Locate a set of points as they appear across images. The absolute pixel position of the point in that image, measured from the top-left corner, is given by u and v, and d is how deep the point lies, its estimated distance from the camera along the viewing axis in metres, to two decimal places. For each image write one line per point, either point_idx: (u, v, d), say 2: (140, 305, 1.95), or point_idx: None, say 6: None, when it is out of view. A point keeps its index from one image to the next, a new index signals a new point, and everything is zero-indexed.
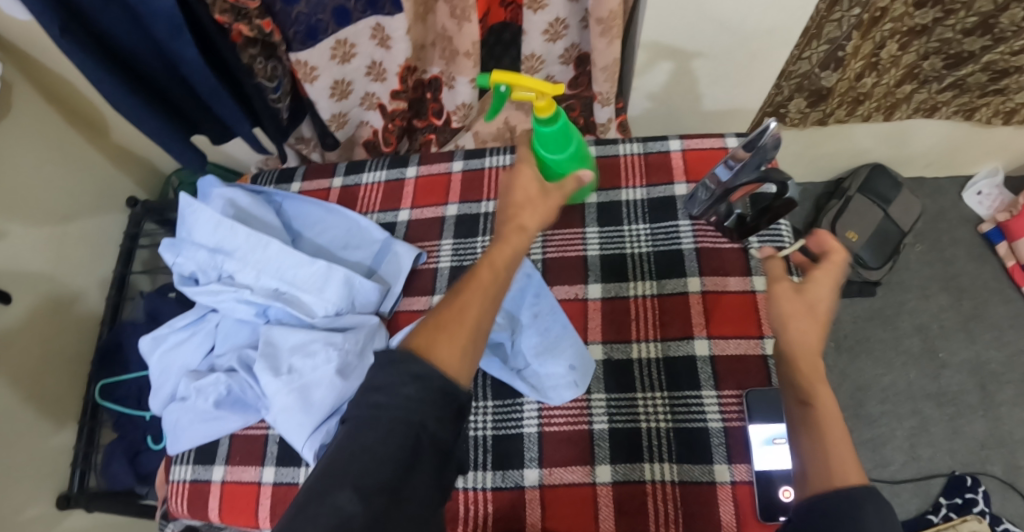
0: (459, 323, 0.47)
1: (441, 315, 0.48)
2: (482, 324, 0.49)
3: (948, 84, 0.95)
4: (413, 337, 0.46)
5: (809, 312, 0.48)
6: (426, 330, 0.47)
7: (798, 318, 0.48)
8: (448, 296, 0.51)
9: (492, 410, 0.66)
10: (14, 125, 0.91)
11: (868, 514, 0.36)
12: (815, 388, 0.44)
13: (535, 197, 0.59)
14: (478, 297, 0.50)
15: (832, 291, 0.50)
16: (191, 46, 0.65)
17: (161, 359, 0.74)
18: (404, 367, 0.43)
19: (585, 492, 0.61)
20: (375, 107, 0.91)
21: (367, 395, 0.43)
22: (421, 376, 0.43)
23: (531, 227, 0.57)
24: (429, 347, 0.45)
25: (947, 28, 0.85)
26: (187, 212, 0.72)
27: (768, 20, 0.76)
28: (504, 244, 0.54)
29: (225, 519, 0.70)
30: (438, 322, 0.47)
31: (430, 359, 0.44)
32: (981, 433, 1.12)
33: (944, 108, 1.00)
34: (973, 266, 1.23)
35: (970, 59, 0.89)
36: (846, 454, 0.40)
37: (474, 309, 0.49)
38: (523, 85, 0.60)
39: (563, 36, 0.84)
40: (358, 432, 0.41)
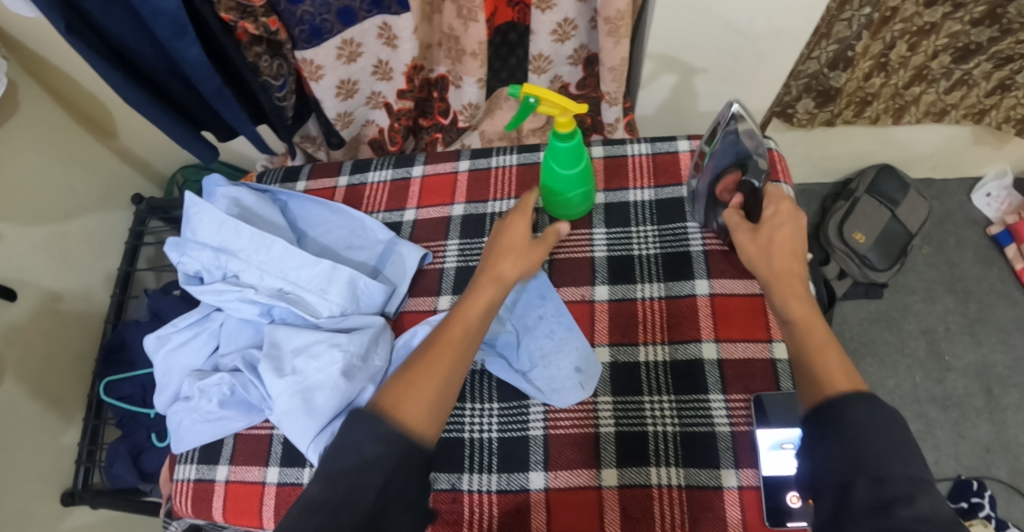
0: (425, 379, 0.51)
1: (411, 371, 0.52)
2: (450, 379, 0.53)
3: (954, 81, 0.93)
4: (382, 396, 0.50)
5: (773, 247, 0.57)
6: (395, 388, 0.51)
7: (763, 259, 0.57)
8: (417, 352, 0.55)
9: (497, 411, 0.66)
10: (17, 124, 0.91)
11: (855, 410, 0.42)
12: (790, 306, 0.53)
13: (516, 247, 0.66)
14: (447, 354, 0.54)
15: (788, 228, 0.59)
16: (195, 47, 0.65)
17: (164, 358, 0.74)
18: (370, 429, 0.45)
19: (590, 495, 0.61)
20: (380, 106, 0.90)
21: (335, 456, 0.44)
22: (383, 437, 0.45)
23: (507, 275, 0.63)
24: (397, 404, 0.49)
25: (956, 22, 0.82)
26: (191, 211, 0.71)
27: (776, 20, 0.76)
28: (478, 296, 0.60)
29: (229, 519, 0.70)
30: (408, 380, 0.51)
31: (398, 416, 0.48)
32: (986, 437, 1.11)
33: (953, 112, 0.99)
34: (978, 269, 1.22)
35: (978, 51, 0.87)
36: (833, 360, 0.47)
37: (442, 365, 0.53)
38: (550, 99, 0.60)
39: (572, 37, 0.83)
40: (325, 490, 0.43)
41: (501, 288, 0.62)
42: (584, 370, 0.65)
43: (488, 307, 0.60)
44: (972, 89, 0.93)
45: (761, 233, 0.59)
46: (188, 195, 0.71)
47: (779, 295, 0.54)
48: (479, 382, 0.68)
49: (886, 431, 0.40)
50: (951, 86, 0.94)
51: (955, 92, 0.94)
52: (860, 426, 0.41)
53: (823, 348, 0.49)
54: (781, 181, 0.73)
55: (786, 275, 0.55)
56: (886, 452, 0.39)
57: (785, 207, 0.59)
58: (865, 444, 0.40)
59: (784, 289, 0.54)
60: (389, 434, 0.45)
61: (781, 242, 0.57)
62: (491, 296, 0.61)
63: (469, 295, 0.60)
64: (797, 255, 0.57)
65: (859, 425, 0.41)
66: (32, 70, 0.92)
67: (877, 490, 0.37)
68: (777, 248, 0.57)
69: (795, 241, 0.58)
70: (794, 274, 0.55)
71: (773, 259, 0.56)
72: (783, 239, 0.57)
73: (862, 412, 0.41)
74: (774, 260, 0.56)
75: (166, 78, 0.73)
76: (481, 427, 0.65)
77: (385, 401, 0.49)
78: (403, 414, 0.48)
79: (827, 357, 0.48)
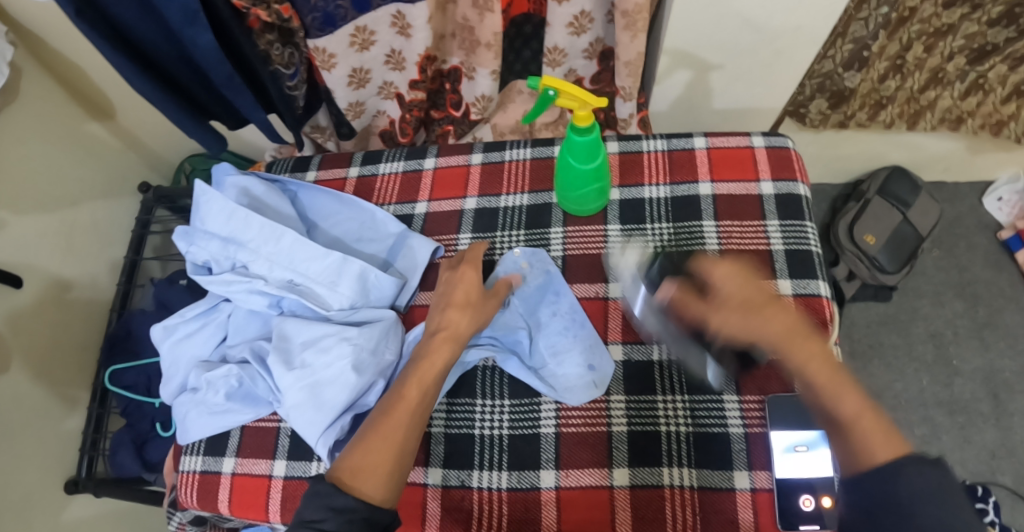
0: (380, 446, 0.53)
1: (368, 439, 0.54)
2: (408, 443, 0.55)
3: (969, 85, 0.90)
4: (338, 469, 0.52)
5: (754, 312, 0.52)
6: (352, 458, 0.53)
7: (755, 326, 0.51)
8: (373, 415, 0.57)
9: (508, 408, 0.65)
10: (23, 109, 0.90)
11: (907, 481, 0.40)
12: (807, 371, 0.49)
13: (467, 302, 0.64)
14: (402, 420, 0.56)
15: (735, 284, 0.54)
16: (207, 33, 0.64)
17: (171, 348, 0.73)
18: (328, 502, 0.49)
19: (601, 495, 0.60)
20: (392, 97, 0.89)
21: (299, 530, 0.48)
22: (344, 509, 0.49)
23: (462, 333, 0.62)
24: (353, 476, 0.52)
25: (973, 23, 0.81)
26: (200, 200, 0.71)
27: (795, 17, 0.74)
28: (433, 355, 0.60)
29: (235, 512, 0.69)
30: (366, 447, 0.53)
31: (353, 492, 0.51)
32: (993, 443, 1.10)
33: (971, 121, 0.95)
34: (989, 273, 1.21)
35: (993, 52, 0.85)
36: (874, 426, 0.44)
37: (399, 431, 0.55)
38: (569, 93, 0.59)
39: (588, 30, 0.82)
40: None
41: (455, 349, 0.61)
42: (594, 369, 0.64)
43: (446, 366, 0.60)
44: (990, 93, 0.90)
45: (723, 301, 0.54)
46: (198, 184, 0.70)
47: (797, 360, 0.50)
48: (490, 379, 0.67)
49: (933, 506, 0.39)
50: (966, 89, 0.91)
51: (971, 96, 0.91)
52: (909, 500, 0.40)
53: (859, 415, 0.46)
54: (799, 180, 0.72)
55: (791, 334, 0.50)
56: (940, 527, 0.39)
57: (733, 271, 0.55)
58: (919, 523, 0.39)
59: (800, 352, 0.49)
60: (347, 507, 0.49)
61: (755, 300, 0.53)
62: (447, 356, 0.60)
63: (426, 352, 0.60)
64: (776, 304, 0.52)
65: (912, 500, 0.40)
66: (39, 55, 0.91)
67: None
68: (757, 306, 0.52)
69: (763, 293, 0.53)
70: (796, 325, 0.51)
71: (766, 323, 0.51)
72: (752, 296, 0.53)
73: (913, 484, 0.40)
74: (766, 324, 0.51)
75: (177, 64, 0.72)
76: (492, 424, 0.65)
77: (341, 472, 0.52)
78: (357, 488, 0.51)
79: (867, 421, 0.45)
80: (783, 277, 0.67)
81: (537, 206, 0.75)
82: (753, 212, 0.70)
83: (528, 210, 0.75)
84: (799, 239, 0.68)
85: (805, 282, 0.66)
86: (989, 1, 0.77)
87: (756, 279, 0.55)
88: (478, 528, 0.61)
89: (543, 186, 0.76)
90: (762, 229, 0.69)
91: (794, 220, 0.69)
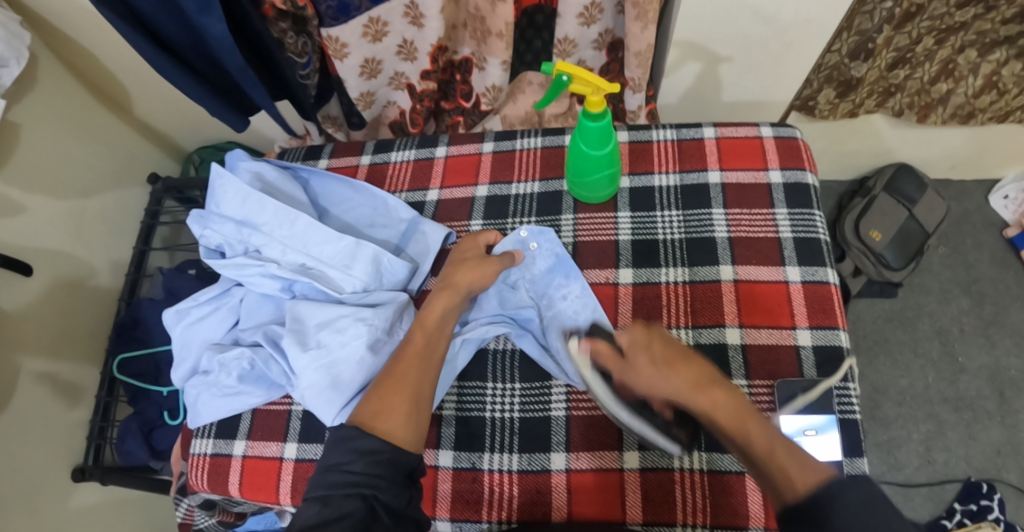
0: (396, 392, 0.56)
1: (384, 386, 0.57)
2: (423, 387, 0.58)
3: (983, 82, 0.89)
4: (360, 414, 0.55)
5: (663, 369, 0.55)
6: (373, 402, 0.56)
7: (661, 381, 0.55)
8: (388, 365, 0.60)
9: (519, 392, 0.66)
10: (35, 99, 0.90)
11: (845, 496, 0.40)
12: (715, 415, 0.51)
13: (469, 259, 0.69)
14: (415, 365, 0.59)
15: (649, 344, 0.57)
16: (219, 23, 0.64)
17: (183, 332, 0.73)
18: (353, 444, 0.52)
19: (612, 477, 0.60)
20: (403, 87, 0.91)
21: (329, 475, 0.50)
22: (369, 451, 0.51)
23: (461, 285, 0.66)
24: (375, 416, 0.54)
25: (987, 21, 0.83)
26: (215, 183, 0.71)
27: (804, 9, 0.74)
28: (435, 304, 0.64)
29: (245, 494, 0.70)
30: (384, 392, 0.56)
31: (375, 432, 0.53)
32: (998, 440, 1.10)
33: (981, 114, 0.96)
34: (995, 271, 1.21)
35: (1005, 42, 0.85)
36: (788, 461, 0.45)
37: (412, 375, 0.58)
38: (582, 78, 0.60)
39: (598, 21, 0.84)
40: (322, 511, 0.48)
41: (456, 297, 0.65)
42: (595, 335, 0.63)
43: (445, 313, 0.64)
44: (1002, 93, 0.90)
45: (632, 361, 0.57)
46: (213, 167, 0.71)
47: (701, 409, 0.52)
48: (501, 362, 0.68)
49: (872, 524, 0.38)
50: (981, 88, 0.90)
51: (984, 95, 0.91)
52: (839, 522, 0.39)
53: (771, 447, 0.47)
54: (808, 169, 0.72)
55: (697, 386, 0.53)
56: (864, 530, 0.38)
57: (640, 330, 0.59)
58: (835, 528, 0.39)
59: (705, 400, 0.52)
60: (373, 448, 0.51)
61: (662, 356, 0.55)
62: (445, 305, 0.64)
63: (426, 305, 0.64)
64: (686, 357, 0.55)
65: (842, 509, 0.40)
66: (53, 46, 0.91)
67: None
68: (667, 361, 0.55)
69: (673, 348, 0.56)
70: (706, 376, 0.53)
71: (672, 377, 0.54)
72: (660, 352, 0.56)
73: (848, 495, 0.40)
74: (672, 377, 0.54)
75: (191, 51, 0.73)
76: (502, 408, 0.65)
77: (363, 418, 0.55)
78: (381, 428, 0.54)
79: (780, 455, 0.46)
80: (792, 264, 0.67)
81: (548, 193, 0.76)
82: (762, 201, 0.71)
83: (539, 198, 0.76)
84: (808, 228, 0.69)
85: (814, 268, 0.67)
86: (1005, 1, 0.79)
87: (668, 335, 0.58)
88: (488, 510, 0.62)
89: (553, 174, 0.77)
90: (771, 217, 0.70)
91: (803, 209, 0.70)
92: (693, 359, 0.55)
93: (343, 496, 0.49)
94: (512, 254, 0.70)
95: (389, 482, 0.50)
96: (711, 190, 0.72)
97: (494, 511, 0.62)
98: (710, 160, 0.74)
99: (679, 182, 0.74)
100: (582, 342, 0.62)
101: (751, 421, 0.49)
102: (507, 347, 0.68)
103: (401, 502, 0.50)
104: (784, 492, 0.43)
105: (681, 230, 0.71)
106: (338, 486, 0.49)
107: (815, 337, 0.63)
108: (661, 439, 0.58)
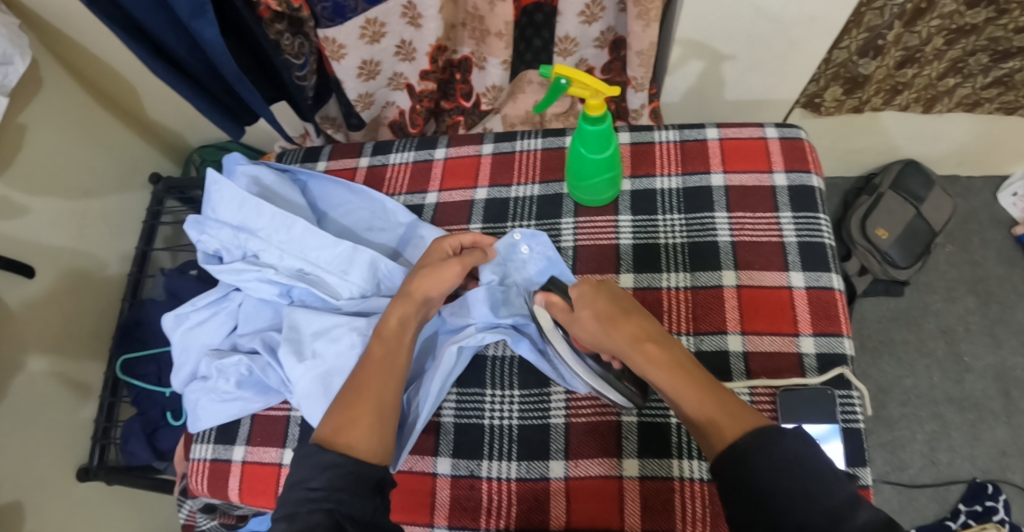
0: (360, 407, 0.56)
1: (348, 401, 0.56)
2: (387, 401, 0.57)
3: (993, 80, 0.90)
4: (322, 430, 0.54)
5: (610, 326, 0.59)
6: (333, 420, 0.55)
7: (603, 336, 0.59)
8: (349, 381, 0.59)
9: (519, 398, 0.65)
10: (34, 100, 0.89)
11: (760, 455, 0.44)
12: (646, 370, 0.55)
13: (429, 263, 0.66)
14: (378, 377, 0.58)
15: (593, 304, 0.61)
16: (212, 28, 0.63)
17: (182, 337, 0.73)
18: (317, 459, 0.50)
19: (611, 485, 0.60)
20: (402, 88, 0.90)
21: (293, 492, 0.49)
22: (332, 465, 0.49)
23: (417, 292, 0.64)
24: (335, 433, 0.53)
25: (998, 28, 0.81)
26: (212, 188, 0.70)
27: (811, 6, 0.73)
28: (391, 314, 0.63)
29: (245, 499, 0.70)
30: (343, 410, 0.55)
31: (336, 447, 0.52)
32: (1003, 440, 1.09)
33: (987, 104, 0.95)
34: (1003, 270, 1.19)
35: (1018, 53, 0.85)
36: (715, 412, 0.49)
37: (375, 389, 0.57)
38: (582, 81, 0.59)
39: (599, 19, 0.83)
40: (288, 527, 0.46)
41: (413, 306, 0.64)
42: (550, 287, 0.67)
43: (402, 322, 0.63)
44: (1011, 87, 0.91)
45: (578, 316, 0.61)
46: (209, 172, 0.70)
47: (636, 362, 0.56)
48: (499, 368, 0.67)
49: (793, 472, 0.42)
50: (988, 83, 0.91)
51: (991, 87, 0.92)
52: (759, 473, 0.43)
53: (704, 404, 0.50)
54: (813, 171, 0.71)
55: (636, 340, 0.57)
56: (794, 491, 0.42)
57: (588, 286, 0.62)
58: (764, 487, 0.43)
59: (641, 355, 0.56)
60: (335, 461, 0.50)
61: (605, 312, 0.59)
62: (402, 314, 0.63)
63: (383, 314, 0.63)
64: (627, 313, 0.59)
65: (759, 470, 0.43)
66: (50, 45, 0.90)
67: None
68: (610, 319, 0.59)
69: (616, 305, 0.60)
70: (645, 331, 0.57)
71: (614, 334, 0.58)
72: (602, 307, 0.60)
73: (762, 459, 0.44)
74: (615, 334, 0.58)
75: (188, 52, 0.72)
76: (501, 415, 0.65)
77: (324, 436, 0.53)
78: (343, 442, 0.53)
79: (708, 407, 0.50)
80: (795, 269, 0.66)
81: (548, 196, 0.75)
82: (766, 204, 0.70)
83: (539, 201, 0.75)
84: (812, 231, 0.68)
85: (818, 274, 0.65)
86: (1017, 5, 0.77)
87: (616, 293, 0.62)
88: (486, 518, 0.61)
89: (553, 176, 0.76)
90: (775, 221, 0.69)
91: (807, 212, 0.68)
92: (634, 314, 0.59)
93: (308, 511, 0.47)
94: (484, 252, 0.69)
95: (353, 494, 0.48)
96: (714, 191, 0.71)
97: (493, 519, 0.61)
98: (713, 162, 0.73)
99: (681, 183, 0.73)
100: (539, 293, 0.66)
101: (681, 374, 0.53)
102: (505, 353, 0.68)
103: (366, 513, 0.48)
104: (715, 444, 0.48)
105: (681, 233, 0.70)
106: (303, 501, 0.48)
107: (819, 344, 0.62)
108: (613, 392, 0.60)
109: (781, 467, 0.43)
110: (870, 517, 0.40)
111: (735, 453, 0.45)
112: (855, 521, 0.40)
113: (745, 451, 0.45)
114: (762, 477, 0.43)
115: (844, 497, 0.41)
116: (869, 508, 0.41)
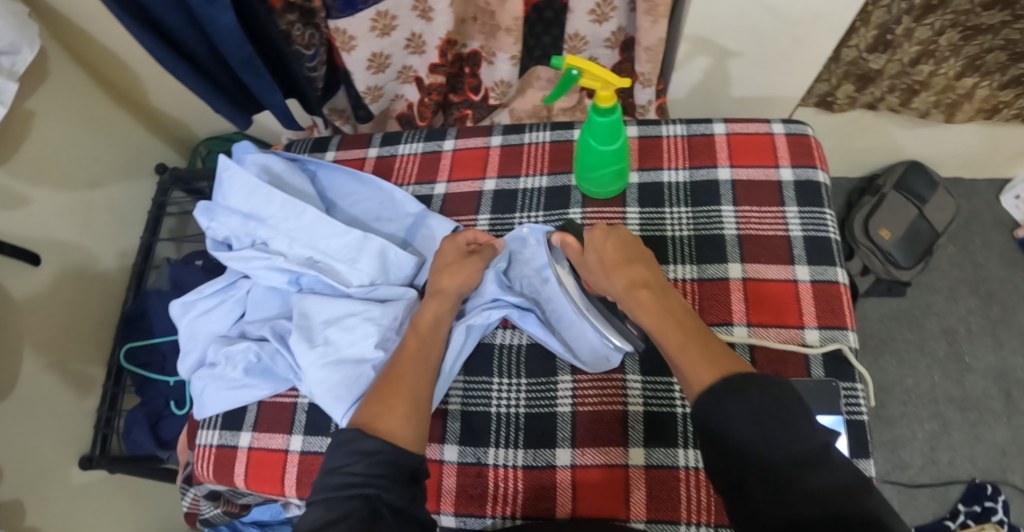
0: (394, 396, 0.56)
1: (382, 391, 0.57)
2: (420, 391, 0.58)
3: (1012, 77, 0.89)
4: (361, 416, 0.54)
5: (609, 271, 0.61)
6: (372, 407, 0.55)
7: (604, 278, 0.62)
8: (383, 373, 0.59)
9: (526, 387, 0.66)
10: (41, 90, 0.90)
11: (728, 400, 0.44)
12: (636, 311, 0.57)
13: (453, 261, 0.67)
14: (411, 367, 0.59)
15: (600, 248, 0.63)
16: (227, 12, 0.64)
17: (190, 324, 0.73)
18: (350, 446, 0.51)
19: (617, 473, 0.60)
20: (411, 81, 0.90)
21: (331, 477, 0.49)
22: (371, 451, 0.50)
23: (448, 289, 0.66)
24: (375, 421, 0.54)
25: (1015, 29, 0.82)
26: (222, 175, 0.71)
27: (817, 5, 0.73)
28: (426, 309, 0.64)
29: (250, 486, 0.70)
30: (381, 399, 0.56)
31: (379, 434, 0.52)
32: (1004, 441, 1.09)
33: (1005, 109, 0.95)
34: (1004, 271, 1.19)
35: None
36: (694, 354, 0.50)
37: (409, 379, 0.58)
38: (593, 73, 0.59)
39: (609, 18, 0.83)
40: (326, 515, 0.47)
41: (446, 303, 0.65)
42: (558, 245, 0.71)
43: (438, 316, 0.64)
44: None
45: (587, 260, 0.64)
46: (220, 159, 0.71)
47: (629, 306, 0.58)
48: (507, 357, 0.68)
49: (762, 418, 0.42)
50: (1006, 81, 0.90)
51: (1009, 88, 0.91)
52: (732, 420, 0.43)
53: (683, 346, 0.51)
54: (818, 167, 0.72)
55: (631, 286, 0.59)
56: (761, 436, 0.41)
57: (602, 230, 0.64)
58: (732, 433, 0.43)
59: (633, 300, 0.58)
60: (377, 449, 0.50)
61: (610, 258, 0.62)
62: (437, 309, 0.64)
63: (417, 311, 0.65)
64: (631, 260, 0.61)
65: (729, 417, 0.43)
66: (59, 34, 0.91)
67: (766, 484, 0.39)
68: (613, 264, 0.61)
69: (622, 252, 0.62)
70: (648, 277, 0.59)
71: (614, 277, 0.60)
72: (608, 254, 0.62)
73: (733, 404, 0.43)
74: (614, 277, 0.60)
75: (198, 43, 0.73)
76: (509, 402, 0.65)
77: (361, 423, 0.54)
78: (382, 429, 0.53)
79: (690, 349, 0.50)
80: (801, 263, 0.66)
81: (555, 188, 0.75)
82: (772, 198, 0.70)
83: (547, 192, 0.75)
84: (818, 225, 0.68)
85: (823, 268, 0.66)
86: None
87: (629, 241, 0.63)
88: (493, 505, 0.62)
89: (561, 168, 0.76)
90: (781, 215, 0.69)
91: (813, 207, 0.69)
92: (637, 262, 0.61)
93: (345, 497, 0.48)
94: (492, 246, 0.70)
95: (392, 481, 0.49)
96: (720, 185, 0.72)
97: (499, 506, 0.62)
98: (720, 157, 0.74)
99: (689, 177, 0.73)
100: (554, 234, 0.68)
101: (671, 319, 0.54)
102: (513, 340, 0.68)
103: (403, 501, 0.49)
104: (692, 387, 0.48)
105: (687, 225, 0.70)
106: (341, 487, 0.48)
107: (823, 337, 0.63)
108: (616, 335, 0.63)
109: (754, 413, 0.42)
110: (839, 470, 0.39)
111: (708, 395, 0.45)
112: (819, 472, 0.39)
113: (712, 391, 0.45)
114: (731, 424, 0.43)
115: (814, 447, 0.40)
116: (840, 465, 0.39)
